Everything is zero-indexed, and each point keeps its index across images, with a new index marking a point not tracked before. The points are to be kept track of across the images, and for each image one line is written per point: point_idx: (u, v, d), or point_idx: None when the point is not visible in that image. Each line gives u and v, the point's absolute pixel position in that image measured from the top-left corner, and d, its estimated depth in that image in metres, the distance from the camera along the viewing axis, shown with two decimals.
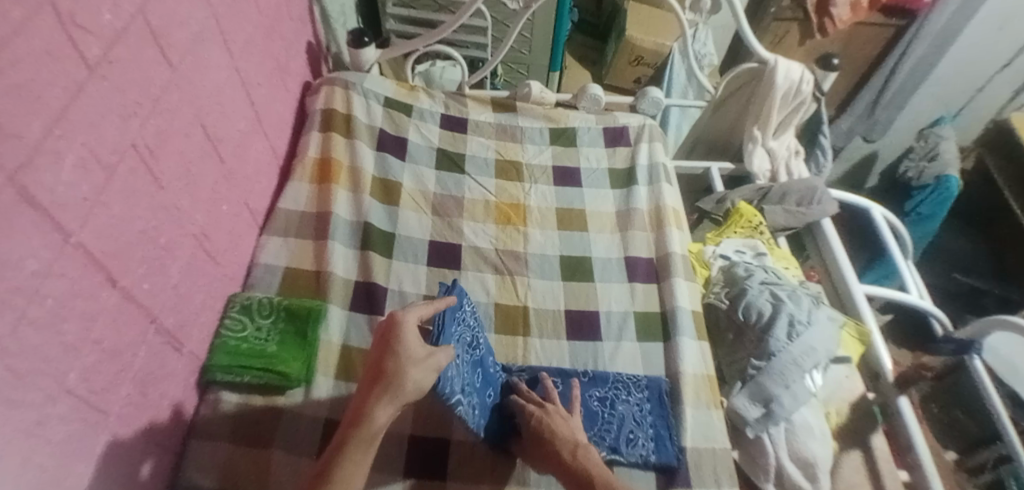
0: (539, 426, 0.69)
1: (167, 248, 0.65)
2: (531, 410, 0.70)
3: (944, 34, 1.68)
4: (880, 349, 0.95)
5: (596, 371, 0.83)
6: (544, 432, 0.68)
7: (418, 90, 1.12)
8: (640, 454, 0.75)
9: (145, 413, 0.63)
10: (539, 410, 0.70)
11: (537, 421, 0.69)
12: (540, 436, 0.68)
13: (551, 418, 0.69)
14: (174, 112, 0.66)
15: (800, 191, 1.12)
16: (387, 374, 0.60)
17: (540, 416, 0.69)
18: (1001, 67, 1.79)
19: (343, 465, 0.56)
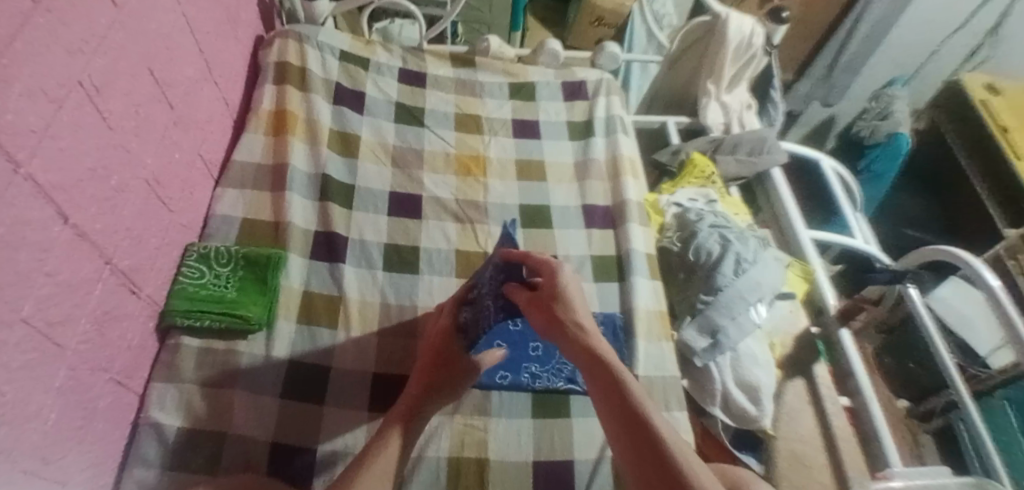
0: (562, 286, 0.65)
1: (118, 189, 0.65)
2: (565, 280, 0.66)
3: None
4: (823, 285, 1.01)
5: None
6: (567, 301, 0.64)
7: (375, 44, 1.12)
8: None
9: (103, 351, 0.64)
10: (568, 275, 0.67)
11: (562, 298, 0.64)
12: (564, 300, 0.64)
13: (576, 289, 0.66)
14: (121, 53, 0.65)
15: (751, 142, 1.17)
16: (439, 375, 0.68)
17: (563, 294, 0.65)
18: (955, 28, 1.86)
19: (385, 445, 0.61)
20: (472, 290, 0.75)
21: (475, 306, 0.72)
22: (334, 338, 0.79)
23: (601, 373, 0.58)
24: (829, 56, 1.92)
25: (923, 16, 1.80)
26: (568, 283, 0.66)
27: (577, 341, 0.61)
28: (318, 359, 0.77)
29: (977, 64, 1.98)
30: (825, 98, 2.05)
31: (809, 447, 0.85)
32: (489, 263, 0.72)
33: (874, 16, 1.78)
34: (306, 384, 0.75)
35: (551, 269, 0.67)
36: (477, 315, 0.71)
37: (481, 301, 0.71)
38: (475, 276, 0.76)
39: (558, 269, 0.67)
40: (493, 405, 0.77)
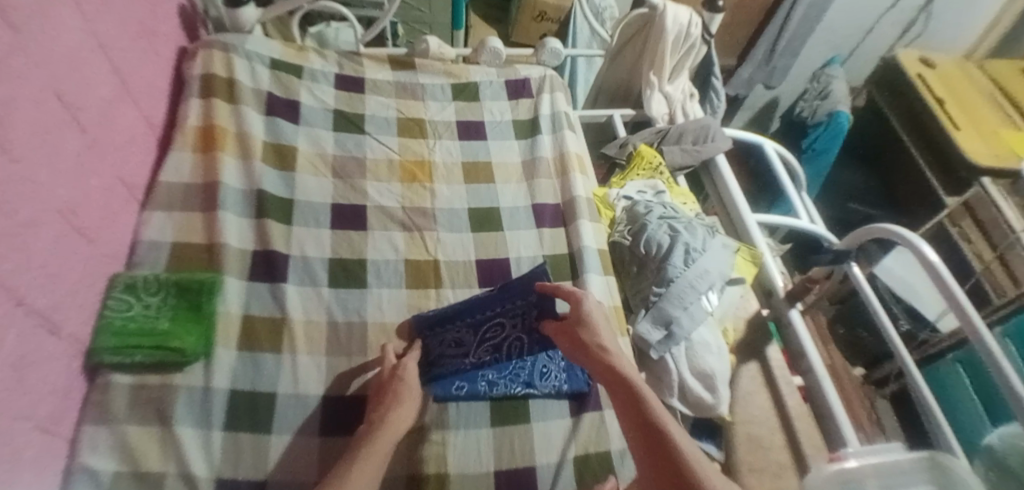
0: (588, 314, 0.70)
1: (29, 224, 0.60)
2: (591, 307, 0.71)
3: None
4: (770, 268, 1.03)
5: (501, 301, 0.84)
6: (594, 329, 0.69)
7: (308, 50, 1.08)
8: (553, 385, 0.79)
9: (23, 400, 0.59)
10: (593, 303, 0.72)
11: (589, 325, 0.70)
12: (589, 326, 0.70)
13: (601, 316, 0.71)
14: (22, 76, 0.60)
15: (696, 131, 1.19)
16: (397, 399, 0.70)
17: (591, 322, 0.70)
18: (886, 9, 1.93)
19: (354, 474, 0.59)
20: (474, 312, 0.78)
21: (480, 327, 0.78)
22: (280, 362, 0.76)
23: (622, 390, 0.62)
24: (767, 40, 1.93)
25: None
26: (594, 312, 0.71)
27: (601, 363, 0.66)
28: (264, 384, 0.74)
29: (912, 39, 2.08)
30: (767, 81, 2.04)
31: (765, 429, 0.88)
32: (515, 293, 0.76)
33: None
34: (251, 412, 0.72)
35: (578, 298, 0.71)
36: (486, 337, 0.79)
37: (492, 326, 0.78)
38: (474, 300, 0.78)
39: (586, 300, 0.72)
40: (451, 416, 0.76)
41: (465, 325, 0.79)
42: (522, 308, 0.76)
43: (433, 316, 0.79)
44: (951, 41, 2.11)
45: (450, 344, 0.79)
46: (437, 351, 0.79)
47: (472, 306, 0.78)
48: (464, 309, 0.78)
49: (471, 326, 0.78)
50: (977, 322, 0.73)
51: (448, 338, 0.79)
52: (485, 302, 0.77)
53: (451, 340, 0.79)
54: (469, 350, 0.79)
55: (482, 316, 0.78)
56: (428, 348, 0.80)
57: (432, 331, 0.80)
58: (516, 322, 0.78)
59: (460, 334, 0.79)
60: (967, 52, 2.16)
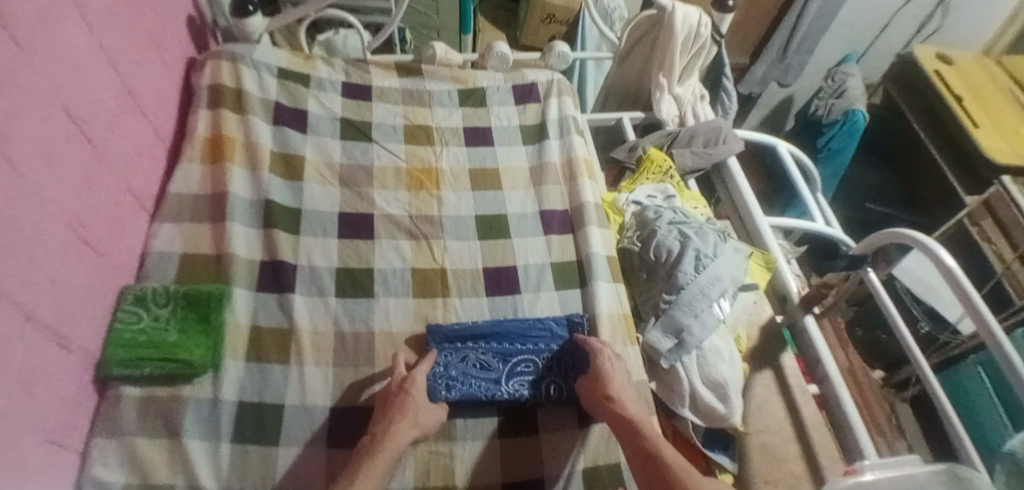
0: (602, 363, 0.76)
1: (36, 239, 0.61)
2: (606, 358, 0.77)
3: None
4: (783, 272, 1.01)
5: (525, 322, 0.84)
6: (609, 378, 0.74)
7: (315, 58, 1.08)
8: (556, 391, 0.78)
9: (34, 414, 0.60)
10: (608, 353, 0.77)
11: (605, 373, 0.75)
12: (602, 377, 0.75)
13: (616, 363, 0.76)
14: (26, 92, 0.60)
15: (707, 133, 1.17)
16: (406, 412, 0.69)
17: (607, 371, 0.75)
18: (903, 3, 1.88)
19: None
20: (509, 340, 0.82)
21: (512, 355, 0.80)
22: (287, 374, 0.76)
23: (631, 437, 0.68)
24: (781, 38, 1.88)
25: None
26: (611, 363, 0.76)
27: (612, 411, 0.72)
28: (273, 397, 0.74)
29: (929, 34, 2.03)
30: (780, 78, 2.00)
31: (779, 438, 0.86)
32: (557, 331, 0.83)
33: None
34: (258, 424, 0.72)
35: (597, 351, 0.77)
36: (517, 368, 0.79)
37: (526, 360, 0.80)
38: (511, 327, 0.82)
39: (604, 352, 0.77)
40: (459, 428, 0.75)
41: (495, 349, 0.81)
42: (560, 354, 0.81)
43: (463, 329, 0.81)
44: (971, 35, 2.05)
45: (473, 365, 0.78)
46: (460, 368, 0.78)
47: (508, 333, 0.82)
48: (498, 336, 0.82)
49: (501, 351, 0.81)
50: (997, 330, 0.70)
51: (472, 358, 0.79)
52: (524, 331, 0.82)
53: (476, 363, 0.79)
54: (498, 376, 0.78)
55: (518, 346, 0.81)
56: (447, 361, 0.78)
57: (454, 345, 0.80)
58: (552, 368, 0.80)
59: (486, 359, 0.80)
60: (988, 46, 2.10)
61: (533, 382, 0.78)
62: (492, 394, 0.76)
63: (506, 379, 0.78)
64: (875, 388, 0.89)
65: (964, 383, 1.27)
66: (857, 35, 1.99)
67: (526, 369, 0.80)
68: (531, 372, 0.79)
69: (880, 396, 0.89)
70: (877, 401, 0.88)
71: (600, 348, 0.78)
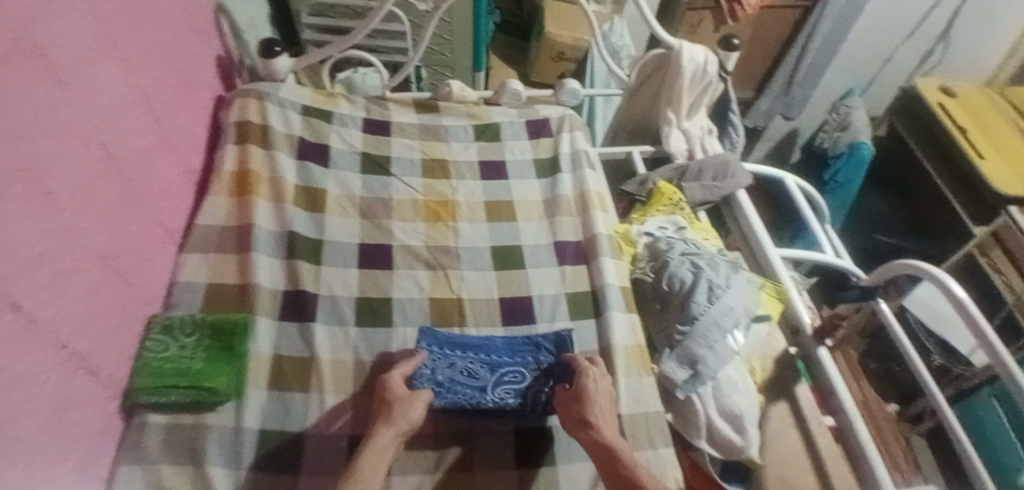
0: (585, 388, 0.75)
1: (71, 270, 0.63)
2: (589, 378, 0.76)
3: (845, 14, 1.78)
4: (797, 304, 1.02)
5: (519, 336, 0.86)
6: (591, 400, 0.73)
7: (337, 97, 1.13)
8: (540, 405, 0.79)
9: (64, 441, 0.61)
10: (592, 377, 0.76)
11: (587, 393, 0.74)
12: (583, 401, 0.74)
13: (598, 388, 0.75)
14: (67, 131, 0.64)
15: (715, 167, 1.20)
16: (384, 416, 0.70)
17: (589, 390, 0.74)
18: (905, 37, 1.95)
19: None
20: (497, 351, 0.83)
21: (499, 366, 0.82)
22: (308, 404, 0.77)
23: (608, 468, 0.67)
24: (785, 72, 1.96)
25: (870, 26, 1.89)
26: (597, 383, 0.76)
27: (589, 438, 0.71)
28: (293, 426, 0.75)
29: (932, 67, 2.07)
30: (785, 112, 2.09)
31: (797, 469, 0.86)
32: (545, 345, 0.84)
33: (823, 31, 1.82)
34: (278, 452, 0.72)
35: (582, 373, 0.77)
36: (504, 378, 0.81)
37: (513, 371, 0.81)
38: (499, 340, 0.84)
39: (591, 374, 0.76)
40: (468, 450, 0.77)
41: (483, 360, 0.82)
42: (547, 365, 0.82)
43: (453, 337, 0.83)
44: (973, 68, 2.09)
45: (461, 372, 0.80)
46: (447, 374, 0.79)
47: (498, 346, 0.83)
48: (487, 347, 0.83)
49: (489, 361, 0.82)
50: (1010, 363, 0.71)
51: (459, 365, 0.80)
52: (514, 344, 0.84)
53: (464, 370, 0.80)
54: (485, 385, 0.79)
55: (506, 359, 0.82)
56: (435, 365, 0.79)
57: (443, 350, 0.81)
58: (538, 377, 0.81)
59: (473, 367, 0.81)
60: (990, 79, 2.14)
61: (520, 392, 0.80)
62: (478, 402, 0.77)
63: (492, 388, 0.79)
64: (890, 418, 0.89)
65: (978, 415, 1.26)
66: (857, 70, 2.04)
67: (512, 379, 0.81)
68: (518, 382, 0.81)
69: (896, 427, 0.89)
70: (893, 434, 0.87)
71: (588, 367, 0.77)
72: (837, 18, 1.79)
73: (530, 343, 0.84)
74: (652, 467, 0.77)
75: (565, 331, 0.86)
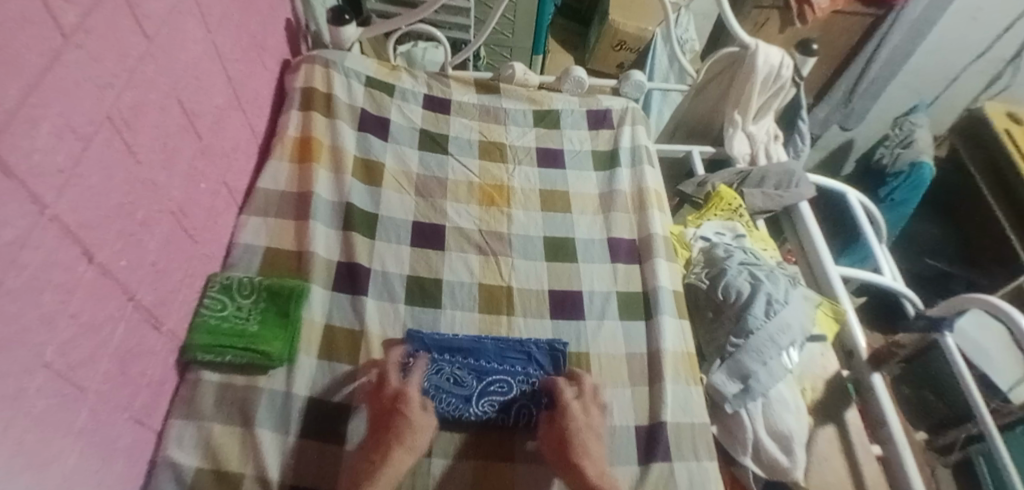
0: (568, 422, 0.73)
1: (144, 223, 0.64)
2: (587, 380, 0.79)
3: (915, 25, 1.68)
4: (853, 326, 0.98)
5: (510, 338, 0.84)
6: (575, 437, 0.71)
7: (400, 70, 1.11)
8: (526, 416, 0.78)
9: (125, 390, 0.62)
10: (575, 411, 0.74)
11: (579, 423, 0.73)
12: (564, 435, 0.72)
13: (584, 426, 0.73)
14: (152, 84, 0.63)
15: (779, 175, 1.15)
16: (398, 429, 0.68)
17: (585, 420, 0.74)
18: (975, 56, 1.82)
19: None
20: (483, 357, 0.81)
21: (486, 374, 0.80)
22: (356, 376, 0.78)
23: None
24: (846, 83, 1.84)
25: (938, 44, 1.79)
26: (590, 416, 0.75)
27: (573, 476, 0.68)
28: (337, 399, 0.75)
29: (996, 92, 1.94)
30: (842, 123, 1.97)
31: None
32: (538, 357, 0.82)
33: (893, 43, 1.71)
34: (326, 426, 0.73)
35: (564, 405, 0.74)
36: (489, 388, 0.78)
37: (500, 380, 0.79)
38: (490, 345, 0.82)
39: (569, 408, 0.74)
40: (491, 440, 0.77)
41: (471, 366, 0.80)
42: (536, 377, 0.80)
43: (443, 341, 0.81)
44: None
45: (448, 379, 0.78)
46: (432, 380, 0.77)
47: (487, 351, 0.82)
48: (475, 352, 0.81)
49: (477, 368, 0.80)
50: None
51: (447, 371, 0.79)
52: (503, 351, 0.82)
53: (450, 377, 0.78)
54: (469, 394, 0.77)
55: (494, 366, 0.81)
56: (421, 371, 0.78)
57: (431, 355, 0.80)
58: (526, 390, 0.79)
59: (460, 373, 0.79)
60: None
61: (505, 404, 0.78)
62: (460, 414, 0.76)
63: (477, 398, 0.77)
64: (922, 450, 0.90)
65: None
66: (921, 86, 1.93)
67: (498, 390, 0.79)
68: (503, 393, 0.78)
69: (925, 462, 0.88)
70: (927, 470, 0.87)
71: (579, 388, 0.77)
72: (907, 30, 1.69)
73: (518, 354, 0.82)
74: (694, 478, 0.75)
75: (559, 342, 0.84)
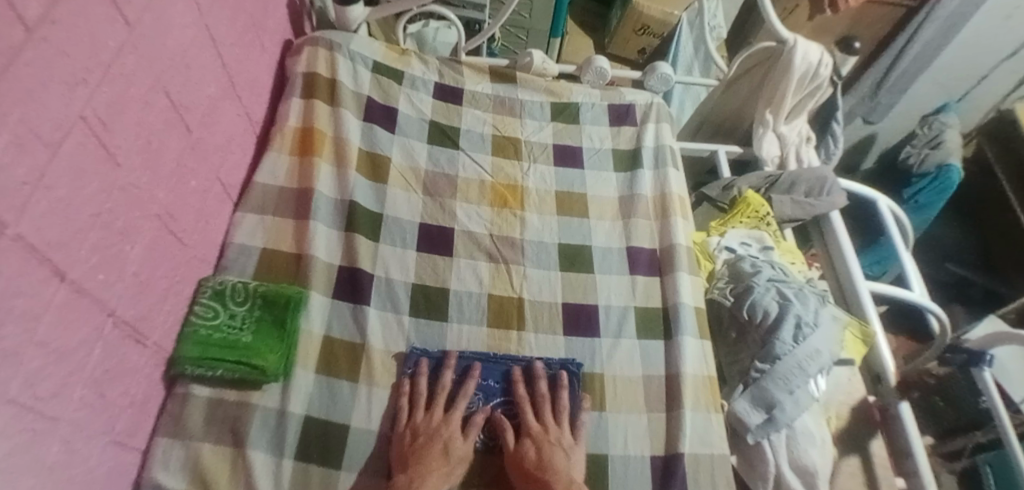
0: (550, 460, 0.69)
1: (125, 232, 0.58)
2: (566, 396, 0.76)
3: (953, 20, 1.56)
4: (883, 351, 0.92)
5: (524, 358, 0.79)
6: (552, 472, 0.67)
7: (410, 55, 1.03)
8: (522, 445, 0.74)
9: (104, 414, 0.58)
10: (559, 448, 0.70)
11: (546, 442, 0.71)
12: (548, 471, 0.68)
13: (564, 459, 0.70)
14: (134, 77, 0.56)
15: (810, 182, 1.07)
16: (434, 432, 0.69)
17: (544, 430, 0.72)
18: (1009, 54, 1.71)
19: None
20: (494, 377, 0.78)
21: (493, 395, 0.77)
22: (356, 395, 0.73)
23: None
24: (875, 75, 1.73)
25: (974, 38, 1.66)
26: (557, 430, 0.73)
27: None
28: (334, 417, 0.71)
29: None
30: (867, 116, 1.86)
31: None
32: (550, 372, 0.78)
33: (925, 37, 1.60)
34: (328, 443, 0.69)
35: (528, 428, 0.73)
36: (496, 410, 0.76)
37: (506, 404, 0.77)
38: (499, 366, 0.78)
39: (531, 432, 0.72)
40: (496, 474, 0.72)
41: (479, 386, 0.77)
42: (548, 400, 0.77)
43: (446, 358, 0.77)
44: None
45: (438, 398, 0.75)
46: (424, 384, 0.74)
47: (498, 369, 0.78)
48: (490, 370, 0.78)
49: (484, 389, 0.77)
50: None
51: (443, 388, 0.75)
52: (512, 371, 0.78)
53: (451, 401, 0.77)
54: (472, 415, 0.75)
55: (499, 386, 0.78)
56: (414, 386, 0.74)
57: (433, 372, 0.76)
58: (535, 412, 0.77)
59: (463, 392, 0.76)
60: None
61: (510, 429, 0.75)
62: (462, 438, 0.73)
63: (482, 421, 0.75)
64: None
65: None
66: (951, 84, 1.81)
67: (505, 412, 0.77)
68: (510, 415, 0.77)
69: None
70: None
71: (543, 393, 0.75)
72: (942, 24, 1.57)
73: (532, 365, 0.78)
74: None
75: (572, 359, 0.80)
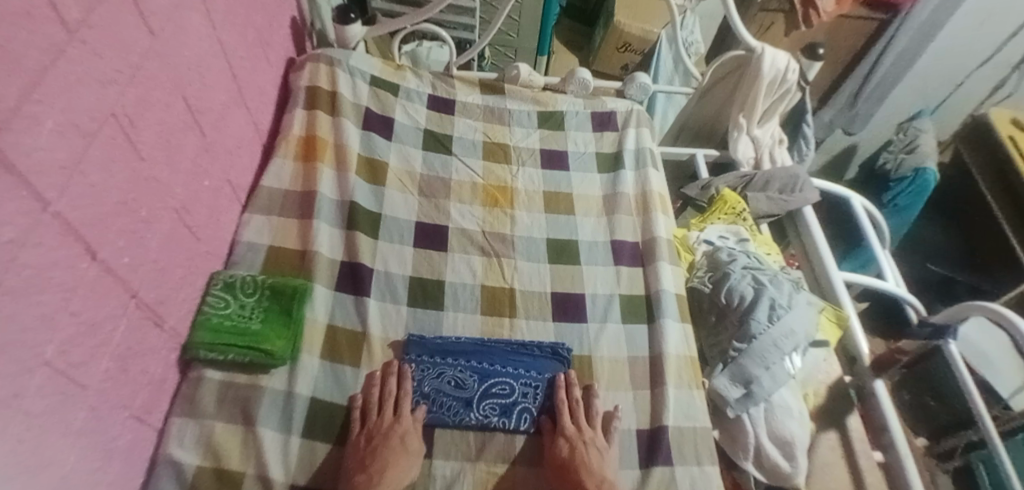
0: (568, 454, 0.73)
1: (147, 220, 0.64)
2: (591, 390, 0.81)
3: (926, 29, 1.65)
4: (857, 333, 0.97)
5: (525, 342, 0.84)
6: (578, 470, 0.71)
7: (405, 69, 1.11)
8: (521, 422, 0.78)
9: (126, 388, 0.62)
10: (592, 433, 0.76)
11: (580, 442, 0.74)
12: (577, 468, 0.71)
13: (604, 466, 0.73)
14: (156, 80, 0.63)
15: (784, 179, 1.13)
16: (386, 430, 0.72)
17: (579, 432, 0.75)
18: (982, 60, 1.80)
19: None
20: (488, 360, 0.82)
21: (489, 375, 0.80)
22: (359, 378, 0.78)
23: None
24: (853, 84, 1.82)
25: (947, 46, 1.75)
26: (590, 431, 0.76)
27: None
28: (338, 400, 0.76)
29: (1000, 99, 1.92)
30: (847, 126, 1.95)
31: None
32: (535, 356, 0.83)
33: (898, 48, 1.70)
34: (333, 424, 0.74)
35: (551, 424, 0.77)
36: (490, 390, 0.79)
37: (501, 383, 0.80)
38: (496, 349, 0.83)
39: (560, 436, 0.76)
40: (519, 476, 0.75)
41: (474, 368, 0.80)
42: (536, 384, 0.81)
43: (445, 345, 0.82)
44: None
45: (450, 382, 0.79)
46: (432, 384, 0.79)
47: (489, 354, 0.82)
48: (476, 353, 0.82)
49: (479, 370, 0.80)
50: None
51: (448, 375, 0.79)
52: (508, 354, 0.82)
53: (451, 380, 0.79)
54: (470, 397, 0.78)
55: (496, 368, 0.81)
56: (422, 375, 0.79)
57: (433, 359, 0.80)
58: (527, 392, 0.80)
59: (462, 375, 0.80)
60: None
61: (506, 408, 0.78)
62: (460, 418, 0.76)
63: (477, 401, 0.78)
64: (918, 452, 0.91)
65: None
66: (929, 90, 1.90)
67: (499, 391, 0.79)
68: (505, 395, 0.79)
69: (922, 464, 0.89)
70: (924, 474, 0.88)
71: (578, 398, 0.79)
72: (916, 31, 1.66)
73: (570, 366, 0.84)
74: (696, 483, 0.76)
75: (561, 343, 0.84)
